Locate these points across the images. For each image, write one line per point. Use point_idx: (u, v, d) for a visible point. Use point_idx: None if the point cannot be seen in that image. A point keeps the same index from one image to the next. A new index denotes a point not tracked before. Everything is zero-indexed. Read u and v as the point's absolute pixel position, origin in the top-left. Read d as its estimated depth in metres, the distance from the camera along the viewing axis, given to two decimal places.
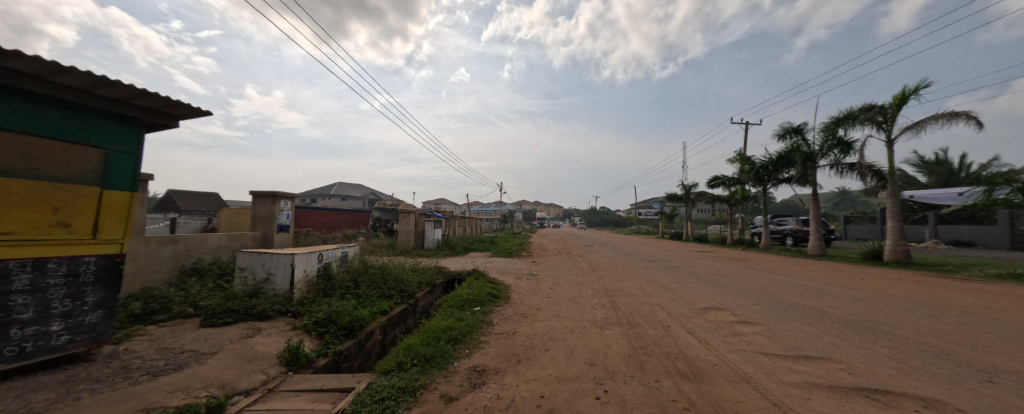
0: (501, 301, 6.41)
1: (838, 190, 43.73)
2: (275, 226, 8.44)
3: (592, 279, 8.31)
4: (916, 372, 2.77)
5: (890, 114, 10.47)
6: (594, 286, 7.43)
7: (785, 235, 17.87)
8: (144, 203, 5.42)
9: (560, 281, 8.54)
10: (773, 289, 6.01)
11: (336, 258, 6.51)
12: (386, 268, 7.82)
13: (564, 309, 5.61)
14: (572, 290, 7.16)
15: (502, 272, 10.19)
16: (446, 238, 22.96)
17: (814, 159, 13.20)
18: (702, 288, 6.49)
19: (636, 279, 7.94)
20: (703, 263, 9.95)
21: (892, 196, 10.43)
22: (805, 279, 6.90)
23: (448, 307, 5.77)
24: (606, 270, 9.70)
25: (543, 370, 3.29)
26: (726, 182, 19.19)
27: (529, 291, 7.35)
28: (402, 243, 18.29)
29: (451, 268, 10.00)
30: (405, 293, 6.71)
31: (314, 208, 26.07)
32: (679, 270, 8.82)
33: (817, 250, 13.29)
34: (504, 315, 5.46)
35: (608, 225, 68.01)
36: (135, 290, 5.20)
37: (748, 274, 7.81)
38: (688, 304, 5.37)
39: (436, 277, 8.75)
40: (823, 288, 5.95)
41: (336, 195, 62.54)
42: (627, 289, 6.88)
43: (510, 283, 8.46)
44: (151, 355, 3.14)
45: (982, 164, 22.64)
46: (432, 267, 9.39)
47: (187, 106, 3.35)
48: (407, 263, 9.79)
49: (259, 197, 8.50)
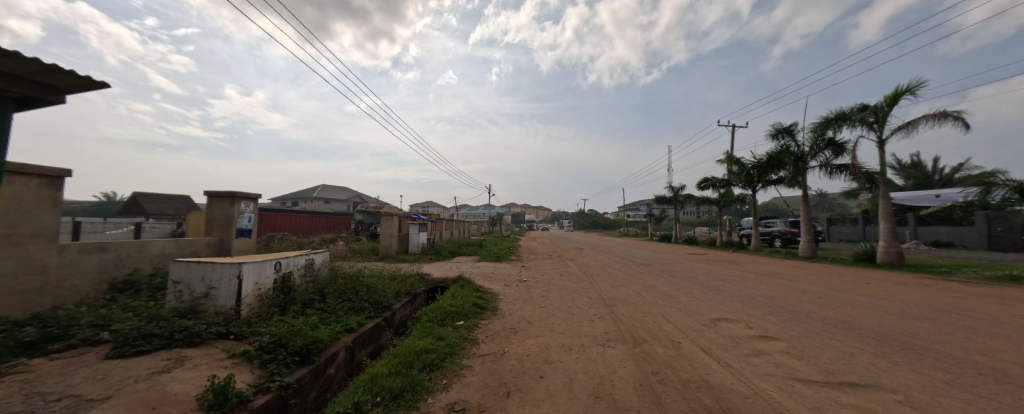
0: (488, 313, 5.73)
1: (817, 194, 45.22)
2: (235, 230, 7.53)
3: (587, 286, 7.74)
4: (995, 406, 2.27)
5: (880, 114, 10.46)
6: (589, 294, 6.86)
7: (773, 237, 17.88)
8: (55, 205, 4.53)
9: (552, 287, 7.94)
10: (782, 296, 5.57)
11: (299, 267, 5.69)
12: (360, 277, 7.01)
13: (558, 322, 4.99)
14: (565, 299, 6.57)
15: (490, 278, 9.50)
16: (432, 242, 22.09)
17: (805, 160, 13.13)
18: (706, 296, 5.99)
19: (633, 286, 7.41)
20: (699, 267, 9.54)
21: (883, 197, 10.38)
22: (811, 284, 6.52)
23: (427, 322, 5.04)
24: (599, 275, 9.16)
25: (538, 408, 2.64)
26: (716, 184, 19.14)
27: (519, 300, 6.71)
28: (385, 248, 17.31)
29: (435, 276, 9.22)
30: (381, 305, 5.96)
31: (292, 211, 24.66)
32: (677, 275, 8.36)
33: (808, 252, 13.17)
34: (491, 330, 4.79)
35: (597, 228, 68.25)
36: (42, 309, 4.29)
37: (750, 278, 7.41)
38: (696, 315, 4.84)
39: (418, 285, 8.00)
40: (835, 295, 5.54)
41: (319, 198, 60.41)
42: (625, 297, 6.33)
43: (499, 291, 7.79)
44: (11, 406, 2.31)
45: (954, 167, 23.51)
46: (414, 275, 8.62)
47: (72, 76, 2.59)
48: (386, 270, 8.97)
49: (215, 199, 7.56)
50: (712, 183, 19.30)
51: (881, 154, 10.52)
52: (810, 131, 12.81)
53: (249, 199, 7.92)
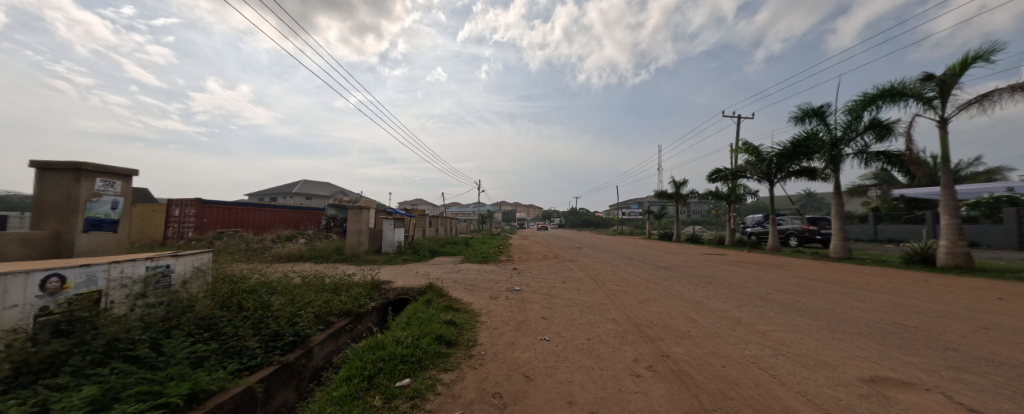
0: (459, 356, 3.47)
1: (806, 193, 45.34)
2: (83, 221, 4.98)
3: (605, 301, 5.62)
4: None
5: (944, 86, 8.76)
6: (612, 315, 4.71)
7: (788, 235, 16.33)
8: None
9: (555, 302, 5.77)
10: (925, 328, 3.52)
11: (127, 281, 3.25)
12: (268, 289, 4.59)
13: (580, 382, 2.82)
14: (578, 324, 4.44)
15: (472, 287, 7.19)
16: (411, 240, 19.57)
17: (839, 145, 11.43)
18: (798, 322, 3.89)
19: (668, 301, 5.30)
20: (736, 272, 7.55)
21: (945, 187, 8.71)
22: (930, 301, 4.53)
23: (339, 387, 2.71)
24: (614, 283, 7.04)
25: None
26: (727, 176, 17.48)
27: (509, 325, 4.56)
28: (352, 248, 14.76)
29: (397, 285, 6.87)
30: (281, 343, 3.55)
31: (250, 205, 21.86)
32: (718, 283, 6.31)
33: (840, 253, 11.49)
34: (460, 403, 2.54)
35: (588, 226, 66.65)
36: None
37: (823, 290, 5.42)
38: (824, 368, 2.72)
39: (366, 299, 5.62)
40: (1007, 324, 3.53)
41: (298, 195, 56.77)
42: (667, 322, 4.24)
43: (482, 308, 5.55)
44: None
45: (960, 164, 22.53)
46: (366, 284, 6.29)
47: None
48: (328, 277, 6.58)
49: (46, 173, 4.94)
50: (723, 175, 17.60)
51: (944, 135, 8.83)
52: (846, 112, 11.10)
53: (110, 176, 5.40)
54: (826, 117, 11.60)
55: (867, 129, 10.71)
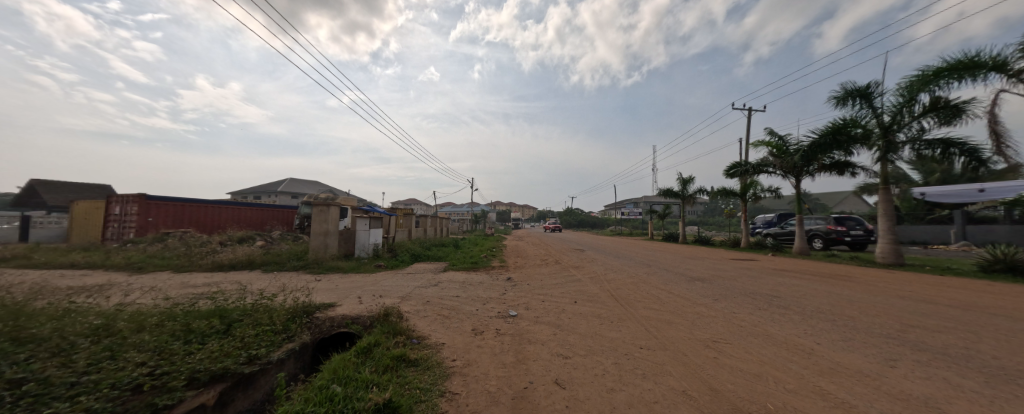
0: None
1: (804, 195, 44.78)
2: None
3: (648, 344, 3.62)
4: None
5: None
6: (678, 383, 2.69)
7: (812, 236, 14.78)
8: None
9: (570, 346, 3.72)
10: None
11: None
12: (39, 342, 2.39)
13: None
14: (623, 405, 2.42)
15: (450, 314, 5.11)
16: (391, 241, 17.39)
17: (891, 131, 9.72)
18: None
19: (756, 346, 3.30)
20: (806, 289, 5.63)
21: None
22: None
23: None
24: (647, 306, 5.07)
25: None
26: (744, 171, 15.77)
27: (499, 407, 2.49)
28: (315, 252, 12.28)
29: (337, 312, 4.75)
30: None
31: (207, 201, 19.36)
32: (802, 311, 4.39)
33: (891, 258, 9.79)
34: None
35: (584, 226, 65.08)
36: None
37: (985, 327, 3.52)
38: None
39: (270, 345, 3.46)
40: None
41: (281, 194, 53.83)
42: (798, 409, 2.23)
43: (457, 358, 3.46)
44: None
45: None
46: (285, 315, 4.15)
47: None
48: (229, 303, 4.39)
49: None
50: (741, 170, 15.92)
51: None
52: (900, 92, 9.40)
53: None
54: (873, 100, 9.84)
55: (928, 111, 9.01)
